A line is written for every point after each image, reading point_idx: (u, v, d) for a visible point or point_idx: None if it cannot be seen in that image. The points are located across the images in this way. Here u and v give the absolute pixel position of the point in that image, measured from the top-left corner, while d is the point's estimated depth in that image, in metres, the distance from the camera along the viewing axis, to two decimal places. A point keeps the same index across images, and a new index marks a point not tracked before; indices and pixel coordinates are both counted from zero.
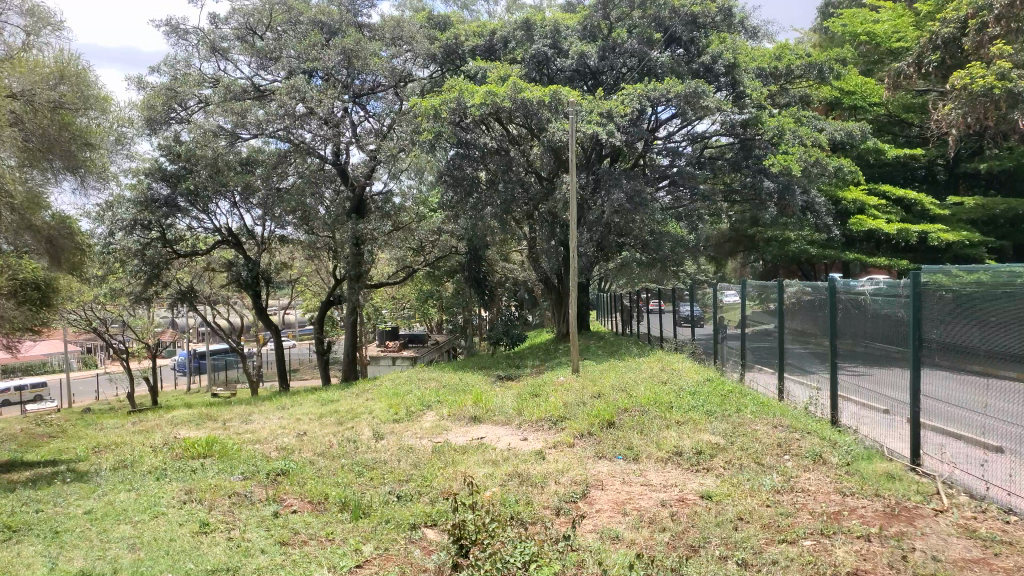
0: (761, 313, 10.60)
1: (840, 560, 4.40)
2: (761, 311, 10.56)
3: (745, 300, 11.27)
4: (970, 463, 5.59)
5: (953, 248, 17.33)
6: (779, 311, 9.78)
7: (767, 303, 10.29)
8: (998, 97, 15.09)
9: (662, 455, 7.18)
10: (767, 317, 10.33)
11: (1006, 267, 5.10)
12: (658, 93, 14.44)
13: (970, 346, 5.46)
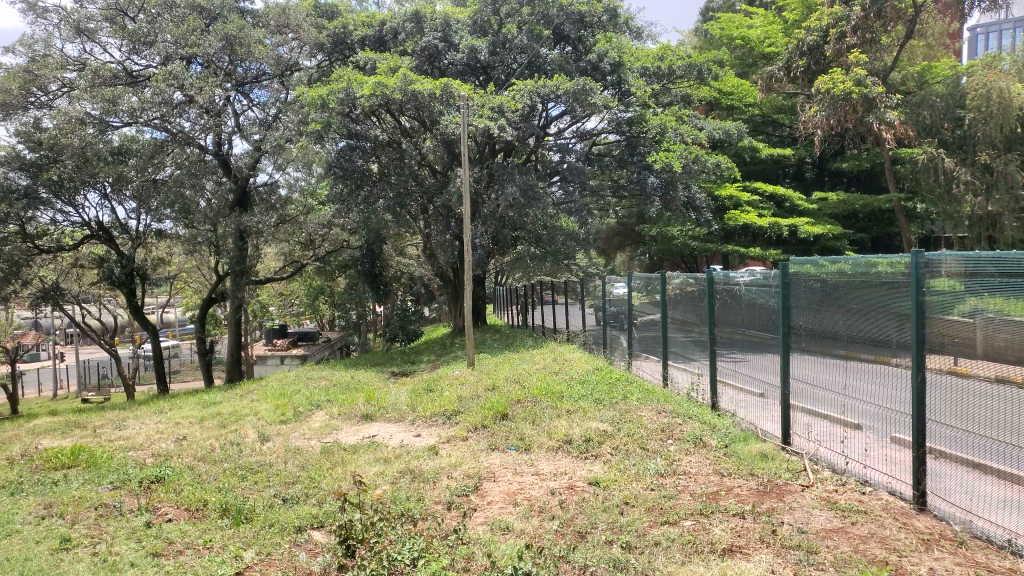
0: (646, 308, 10.92)
1: (717, 538, 4.61)
2: (647, 307, 10.88)
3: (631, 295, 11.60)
4: (834, 440, 6.00)
5: (820, 241, 18.54)
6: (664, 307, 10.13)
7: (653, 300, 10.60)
8: (855, 101, 16.38)
9: (553, 444, 7.30)
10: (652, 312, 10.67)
11: (864, 258, 5.41)
12: (548, 90, 14.61)
13: (833, 332, 5.83)
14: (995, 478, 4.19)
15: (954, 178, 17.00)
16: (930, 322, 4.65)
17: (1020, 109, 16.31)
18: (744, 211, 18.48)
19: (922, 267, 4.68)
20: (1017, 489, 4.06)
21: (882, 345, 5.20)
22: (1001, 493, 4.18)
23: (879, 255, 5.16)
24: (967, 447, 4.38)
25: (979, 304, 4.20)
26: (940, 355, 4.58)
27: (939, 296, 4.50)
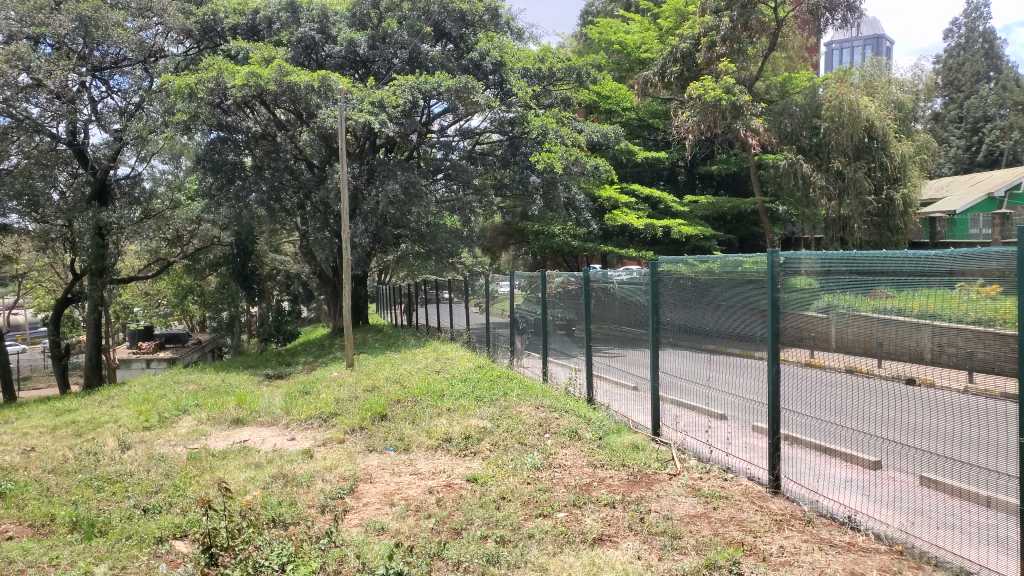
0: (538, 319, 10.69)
1: (589, 529, 4.76)
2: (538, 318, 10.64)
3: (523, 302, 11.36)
4: (699, 429, 6.34)
5: (692, 241, 19.42)
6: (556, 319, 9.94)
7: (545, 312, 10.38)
8: (724, 108, 17.39)
9: (432, 443, 7.29)
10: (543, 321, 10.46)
11: (732, 257, 5.71)
12: (429, 86, 14.52)
13: (701, 327, 6.13)
14: (841, 460, 4.53)
15: (810, 183, 18.26)
16: (788, 317, 4.93)
17: (867, 120, 18.06)
18: (623, 212, 19.05)
19: (784, 265, 4.94)
20: (860, 470, 4.41)
21: (745, 339, 5.50)
22: (845, 475, 4.53)
23: (746, 253, 5.45)
24: (820, 434, 4.71)
25: (831, 300, 4.46)
26: (796, 348, 4.87)
27: (797, 292, 4.75)
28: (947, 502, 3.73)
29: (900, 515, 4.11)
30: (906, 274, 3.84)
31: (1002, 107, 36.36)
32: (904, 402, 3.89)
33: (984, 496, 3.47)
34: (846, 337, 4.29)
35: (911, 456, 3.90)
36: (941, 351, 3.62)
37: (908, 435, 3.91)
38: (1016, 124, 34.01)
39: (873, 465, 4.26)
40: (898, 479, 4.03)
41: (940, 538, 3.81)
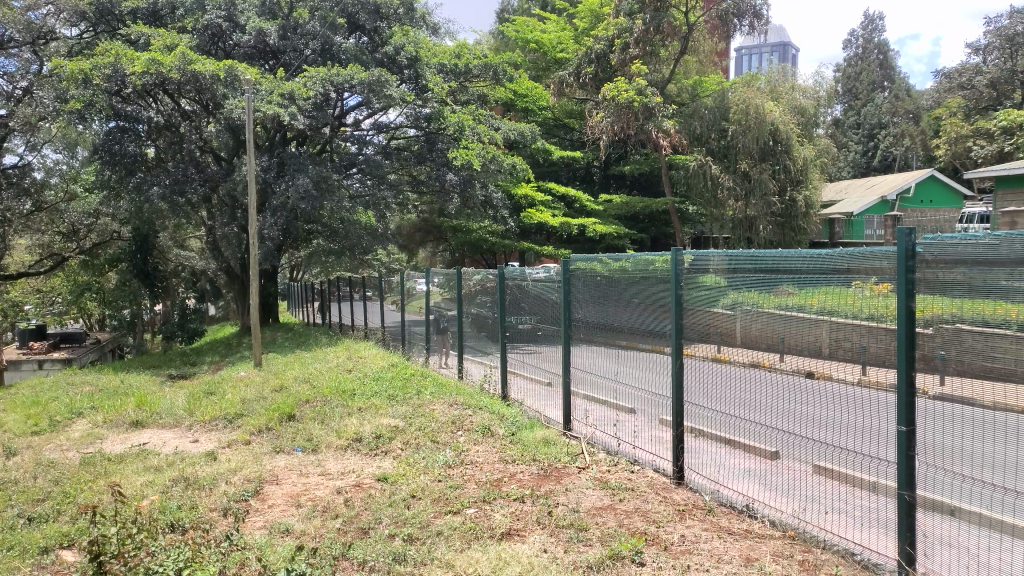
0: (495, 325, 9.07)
1: (497, 524, 4.79)
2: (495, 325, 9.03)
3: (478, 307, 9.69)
4: (608, 423, 6.49)
5: (606, 240, 19.73)
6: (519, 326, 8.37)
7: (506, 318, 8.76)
8: (636, 109, 17.79)
9: (342, 443, 7.17)
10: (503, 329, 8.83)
11: (643, 255, 5.81)
12: (341, 79, 14.23)
13: (615, 323, 6.23)
14: (742, 451, 4.71)
15: (718, 185, 18.90)
16: (695, 314, 5.07)
17: (771, 124, 18.82)
18: (539, 210, 19.17)
19: (693, 263, 5.07)
20: (760, 460, 4.60)
21: (654, 335, 5.63)
22: (745, 465, 4.72)
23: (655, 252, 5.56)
24: (724, 426, 4.88)
25: (737, 297, 4.58)
26: (702, 344, 5.02)
27: (706, 289, 4.87)
28: (837, 489, 3.92)
29: (794, 502, 4.31)
30: (808, 273, 3.97)
31: (895, 115, 38.57)
32: (802, 395, 4.06)
33: (871, 483, 3.67)
34: (748, 333, 4.44)
35: (805, 446, 4.08)
36: (838, 345, 3.77)
37: (804, 426, 4.08)
38: (908, 132, 36.15)
39: (771, 456, 4.44)
40: (794, 468, 4.22)
41: (830, 524, 4.02)
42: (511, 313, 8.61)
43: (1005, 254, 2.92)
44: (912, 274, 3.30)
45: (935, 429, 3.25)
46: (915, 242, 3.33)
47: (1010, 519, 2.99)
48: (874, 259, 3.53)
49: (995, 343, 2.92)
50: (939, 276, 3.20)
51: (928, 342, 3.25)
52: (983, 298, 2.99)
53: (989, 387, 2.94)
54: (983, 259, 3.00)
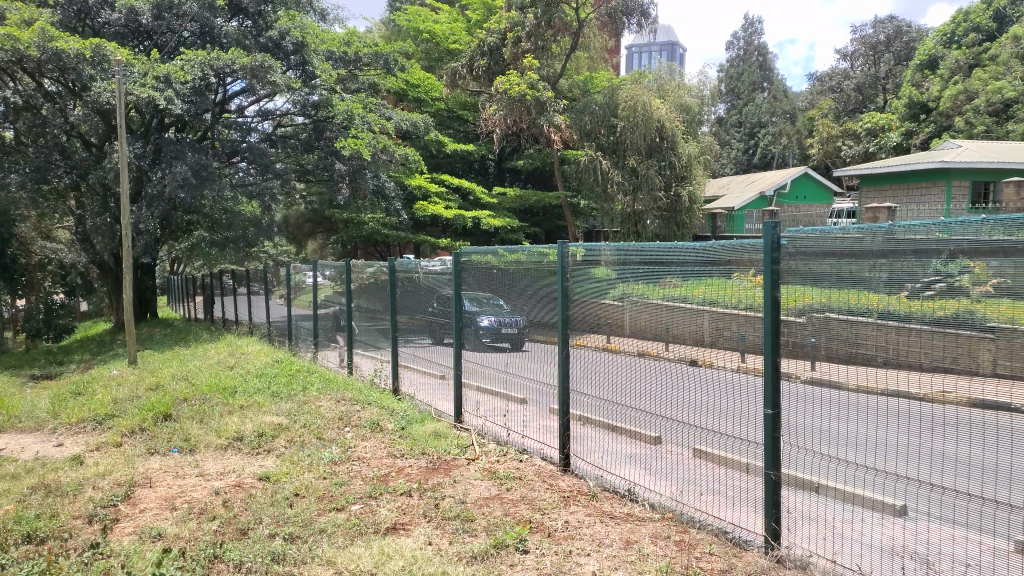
0: (468, 327, 6.96)
1: (382, 518, 4.74)
2: (469, 325, 6.93)
3: (444, 302, 7.52)
4: (498, 414, 6.53)
5: (501, 232, 19.71)
6: (503, 331, 6.37)
7: (483, 318, 6.72)
8: (528, 103, 18.00)
9: (222, 442, 6.88)
10: (477, 333, 6.79)
11: (536, 247, 5.86)
12: (221, 63, 13.58)
13: (511, 315, 6.26)
14: (626, 437, 4.86)
15: (608, 179, 19.40)
16: (584, 305, 5.18)
17: (658, 121, 19.44)
18: (432, 202, 18.95)
19: (584, 256, 5.17)
20: (641, 446, 4.75)
21: (545, 326, 5.71)
22: (628, 451, 4.86)
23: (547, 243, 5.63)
24: (609, 413, 5.02)
25: (625, 289, 4.70)
26: (591, 334, 5.13)
27: (595, 281, 4.98)
28: (712, 471, 4.11)
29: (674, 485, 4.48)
30: (691, 265, 4.12)
31: (773, 115, 40.74)
32: (684, 381, 4.22)
33: (744, 464, 3.85)
34: (636, 322, 4.56)
35: (684, 431, 4.26)
36: (719, 333, 3.90)
37: (687, 411, 4.23)
38: (785, 132, 38.26)
39: (653, 441, 4.60)
40: (674, 452, 4.38)
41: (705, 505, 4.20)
42: (491, 313, 6.58)
43: (869, 246, 3.06)
44: (776, 265, 3.49)
45: (801, 412, 3.45)
46: (779, 235, 3.52)
47: (865, 493, 3.22)
48: (746, 251, 3.71)
49: (861, 330, 3.06)
50: (808, 268, 3.34)
51: (800, 329, 3.41)
52: (850, 288, 3.12)
53: (852, 371, 3.11)
54: (848, 252, 3.14)
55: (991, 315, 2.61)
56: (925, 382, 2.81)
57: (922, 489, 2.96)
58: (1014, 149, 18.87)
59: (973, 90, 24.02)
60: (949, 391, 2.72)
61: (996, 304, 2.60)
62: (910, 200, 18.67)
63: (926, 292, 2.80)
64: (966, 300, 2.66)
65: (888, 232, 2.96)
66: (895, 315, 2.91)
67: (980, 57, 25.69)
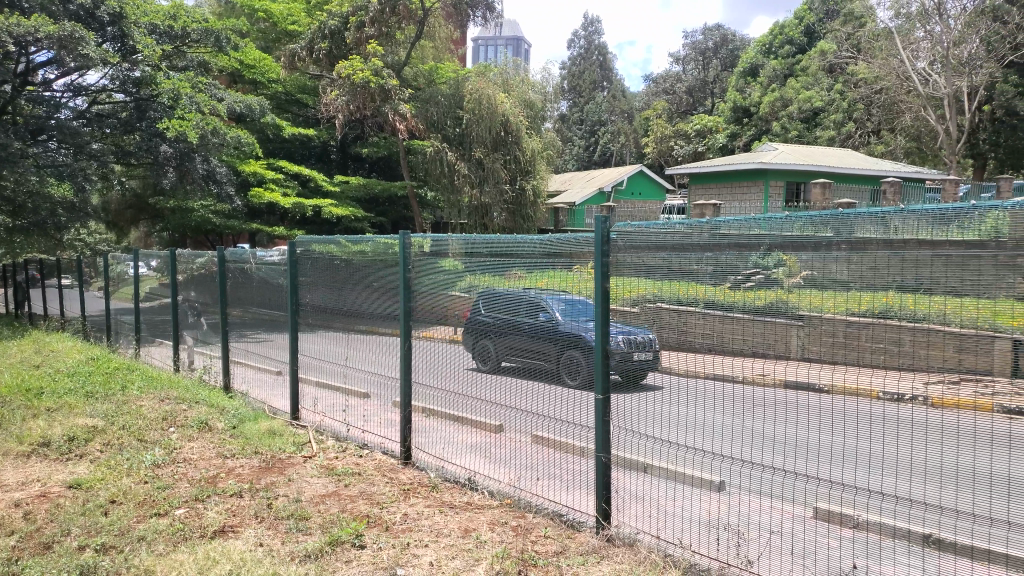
0: (576, 353, 3.91)
1: (210, 521, 4.49)
2: (582, 349, 3.88)
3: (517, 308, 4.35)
4: (338, 409, 6.41)
5: (344, 222, 19.17)
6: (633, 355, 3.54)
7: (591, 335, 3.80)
8: (373, 90, 17.69)
9: (23, 450, 6.21)
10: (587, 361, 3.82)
11: (380, 239, 5.75)
12: (23, 30, 12.17)
13: (353, 307, 6.10)
14: (469, 428, 4.88)
15: (454, 170, 19.39)
16: (431, 298, 5.15)
17: (502, 115, 19.76)
18: (269, 189, 17.93)
19: (431, 247, 5.13)
20: (481, 435, 4.81)
21: (388, 317, 5.64)
22: (470, 441, 4.90)
23: (391, 235, 5.54)
24: (450, 404, 5.05)
25: (472, 281, 4.71)
26: (437, 326, 5.10)
27: (444, 273, 4.97)
28: (552, 457, 4.21)
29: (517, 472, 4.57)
30: (538, 258, 4.21)
31: (612, 115, 42.45)
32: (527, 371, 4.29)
33: (578, 447, 4.00)
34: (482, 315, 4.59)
35: (525, 419, 4.33)
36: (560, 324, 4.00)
37: (526, 400, 4.31)
38: (623, 131, 40.04)
39: (494, 430, 4.66)
40: (515, 440, 4.45)
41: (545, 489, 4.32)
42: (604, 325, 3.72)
43: (697, 240, 3.24)
44: (606, 258, 3.64)
45: (631, 397, 3.62)
46: (610, 229, 3.68)
47: (691, 471, 3.42)
48: (584, 244, 3.85)
49: (687, 318, 3.23)
50: (639, 260, 3.49)
51: (636, 320, 3.53)
52: (679, 280, 3.28)
53: (682, 358, 3.27)
54: (678, 246, 3.31)
55: (802, 303, 2.81)
56: (743, 367, 3.00)
57: (738, 465, 3.20)
58: (821, 154, 20.87)
59: (786, 97, 26.26)
60: (765, 374, 2.92)
61: (801, 292, 2.81)
62: (733, 198, 20.17)
63: (746, 283, 2.98)
64: (780, 289, 2.85)
65: (715, 227, 3.14)
66: (717, 305, 3.10)
67: (792, 69, 28.29)
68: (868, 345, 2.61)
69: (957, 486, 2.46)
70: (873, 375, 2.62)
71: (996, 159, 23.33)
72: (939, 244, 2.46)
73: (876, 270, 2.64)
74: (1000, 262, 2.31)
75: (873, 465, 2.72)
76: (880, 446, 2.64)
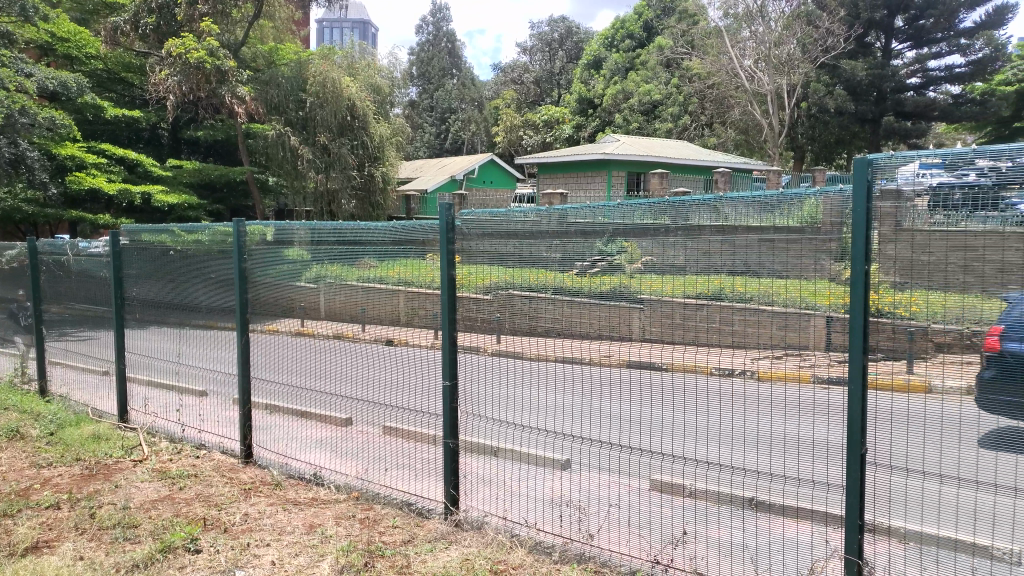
0: None
1: (20, 538, 4.09)
2: None
3: None
4: (173, 408, 6.07)
5: (177, 210, 17.89)
6: None
7: None
8: (207, 71, 16.61)
9: None
10: None
11: (217, 228, 5.44)
12: None
13: (187, 301, 5.76)
14: (316, 421, 4.82)
15: (298, 155, 18.75)
16: (275, 289, 4.91)
17: (348, 99, 19.39)
18: (91, 174, 16.39)
19: (273, 235, 4.91)
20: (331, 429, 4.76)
21: (224, 311, 5.37)
22: (318, 435, 4.83)
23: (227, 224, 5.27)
24: (297, 398, 4.92)
25: (320, 271, 4.58)
26: (282, 318, 4.90)
27: (288, 263, 4.79)
28: (402, 445, 4.31)
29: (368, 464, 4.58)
30: (389, 245, 4.18)
31: (462, 102, 42.47)
32: (377, 362, 4.26)
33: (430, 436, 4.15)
34: (332, 305, 4.47)
35: (375, 410, 4.33)
36: (413, 313, 3.99)
37: (375, 391, 4.32)
38: (473, 119, 40.24)
39: (343, 423, 4.62)
40: (366, 432, 4.48)
41: (399, 479, 4.38)
42: None
43: (544, 228, 3.32)
44: (451, 246, 3.66)
45: (482, 383, 3.63)
46: (455, 217, 3.69)
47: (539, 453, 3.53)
48: (432, 232, 3.84)
49: None
50: (491, 248, 3.53)
51: (487, 307, 3.51)
52: (529, 267, 3.33)
53: (531, 343, 3.29)
54: (527, 234, 3.38)
55: (642, 288, 2.92)
56: (587, 349, 3.09)
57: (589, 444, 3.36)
58: (661, 145, 21.99)
59: (628, 91, 27.43)
60: (609, 354, 3.03)
61: (642, 277, 2.90)
62: (579, 185, 20.83)
63: (592, 269, 3.07)
64: (622, 275, 2.95)
65: (561, 216, 3.24)
66: (564, 289, 3.17)
67: (632, 63, 29.58)
68: (702, 325, 2.77)
69: (785, 452, 2.83)
70: (705, 353, 2.75)
71: (812, 151, 25.61)
72: (764, 230, 2.67)
73: (710, 257, 2.78)
74: (814, 246, 2.54)
75: (702, 438, 2.97)
76: (721, 417, 2.85)
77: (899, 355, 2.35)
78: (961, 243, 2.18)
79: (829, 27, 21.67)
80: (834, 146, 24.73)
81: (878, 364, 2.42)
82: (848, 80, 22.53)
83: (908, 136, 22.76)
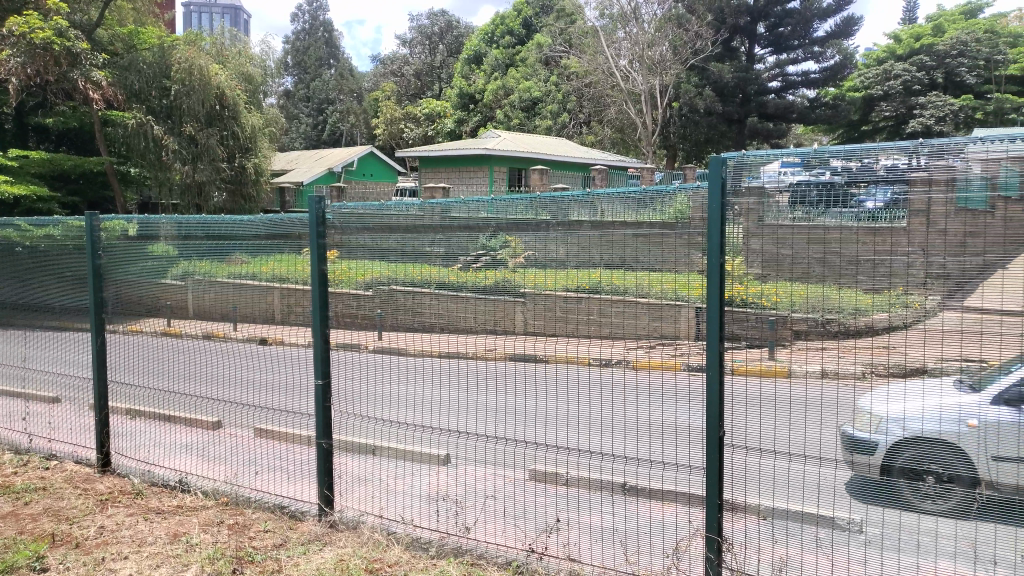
0: None
1: None
2: None
3: None
4: (20, 417, 5.62)
5: (24, 203, 16.33)
6: None
7: None
8: (56, 53, 15.36)
9: None
10: None
11: (70, 222, 5.04)
12: None
13: (35, 300, 5.32)
14: (185, 425, 4.63)
15: (162, 146, 17.78)
16: (136, 286, 4.63)
17: (217, 87, 18.52)
18: None
19: (137, 230, 4.65)
20: (201, 431, 4.61)
21: (77, 310, 4.99)
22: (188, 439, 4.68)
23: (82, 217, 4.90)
24: (163, 402, 4.68)
25: (187, 267, 4.36)
26: (145, 317, 4.62)
27: (152, 259, 4.51)
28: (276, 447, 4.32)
29: (240, 468, 4.47)
30: (263, 238, 4.00)
31: (340, 93, 41.32)
32: (248, 361, 4.11)
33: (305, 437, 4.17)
34: (199, 304, 4.28)
35: (245, 412, 4.20)
36: (289, 311, 3.87)
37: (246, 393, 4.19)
38: (352, 111, 39.22)
39: (212, 425, 4.44)
40: (238, 434, 4.37)
41: (272, 482, 4.31)
42: None
43: (429, 222, 3.30)
44: (322, 240, 3.53)
45: (360, 379, 3.56)
46: (325, 209, 3.58)
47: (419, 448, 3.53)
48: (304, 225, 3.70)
49: None
50: (372, 242, 3.45)
51: (368, 304, 3.43)
52: (412, 262, 3.31)
53: (414, 338, 3.27)
54: (410, 227, 3.35)
55: (524, 282, 2.97)
56: (470, 344, 3.10)
57: (466, 437, 3.35)
58: (542, 142, 22.29)
59: (508, 87, 27.62)
60: (489, 348, 3.05)
61: (525, 271, 2.98)
62: (462, 181, 20.78)
63: (475, 263, 3.08)
64: (505, 270, 3.00)
65: (444, 210, 3.22)
66: (448, 283, 3.17)
67: (513, 59, 29.77)
68: (581, 318, 2.85)
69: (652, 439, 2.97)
70: (584, 345, 2.85)
71: (683, 150, 26.70)
72: (634, 226, 2.72)
73: (588, 250, 2.84)
74: (683, 241, 2.63)
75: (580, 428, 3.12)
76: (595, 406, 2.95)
77: (761, 343, 2.45)
78: (808, 235, 2.37)
79: (698, 31, 22.82)
80: (703, 145, 25.94)
81: (737, 351, 2.50)
82: (716, 82, 23.68)
83: (770, 136, 24.16)
